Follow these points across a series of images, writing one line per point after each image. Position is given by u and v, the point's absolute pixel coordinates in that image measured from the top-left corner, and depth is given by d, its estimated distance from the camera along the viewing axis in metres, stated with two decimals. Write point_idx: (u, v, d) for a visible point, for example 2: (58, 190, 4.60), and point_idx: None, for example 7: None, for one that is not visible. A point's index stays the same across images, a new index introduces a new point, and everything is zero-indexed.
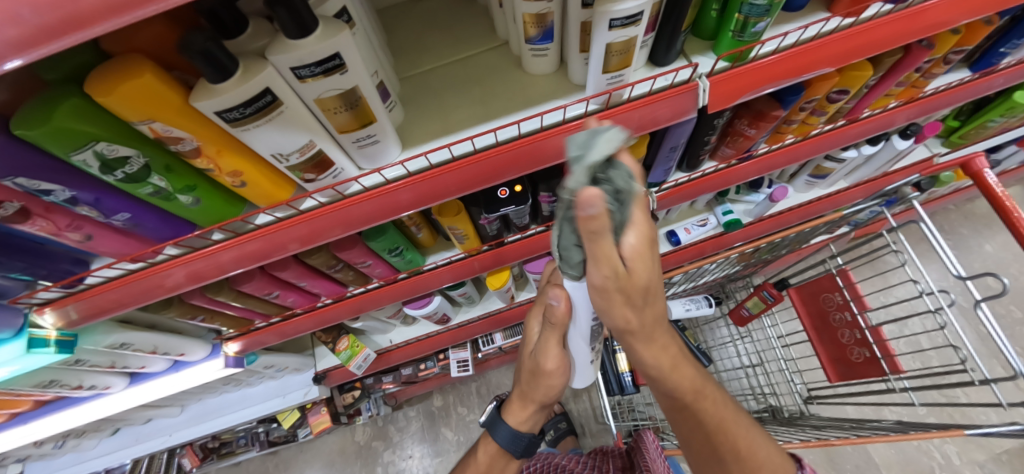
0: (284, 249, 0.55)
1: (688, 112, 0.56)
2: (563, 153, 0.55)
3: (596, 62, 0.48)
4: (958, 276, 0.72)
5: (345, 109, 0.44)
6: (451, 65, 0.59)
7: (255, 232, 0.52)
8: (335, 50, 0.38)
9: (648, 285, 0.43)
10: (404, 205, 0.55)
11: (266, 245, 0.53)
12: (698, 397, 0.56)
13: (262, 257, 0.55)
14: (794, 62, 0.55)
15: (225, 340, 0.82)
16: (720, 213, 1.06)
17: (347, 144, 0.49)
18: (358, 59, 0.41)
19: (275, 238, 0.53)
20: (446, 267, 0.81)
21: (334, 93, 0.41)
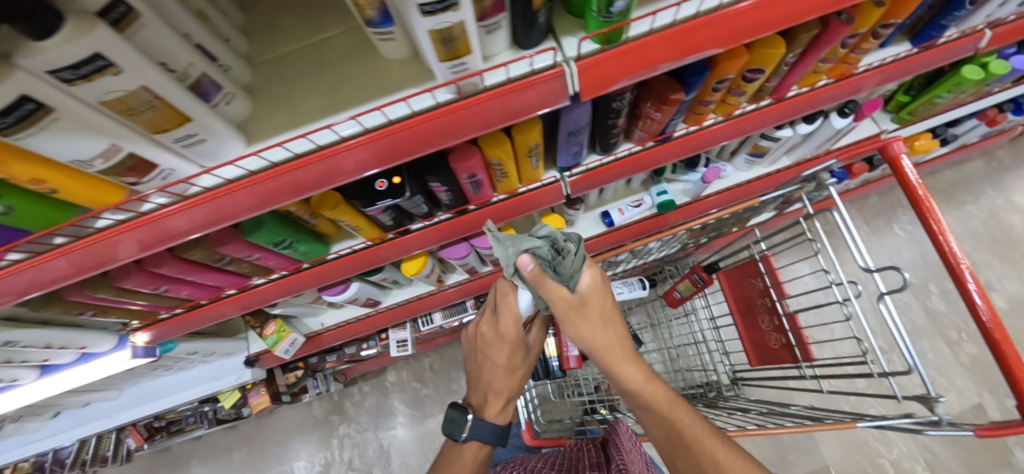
0: (210, 222, 0.52)
1: (558, 99, 0.51)
2: (533, 106, 0.52)
3: (427, 50, 0.43)
4: (865, 267, 0.70)
5: (145, 110, 0.40)
6: (307, 49, 0.55)
7: (168, 210, 0.50)
8: (94, 51, 0.34)
9: (604, 311, 0.58)
10: (357, 168, 0.51)
11: (195, 218, 0.51)
12: (664, 405, 0.57)
13: (217, 221, 0.52)
14: (671, 46, 0.50)
15: (131, 331, 0.82)
16: (655, 193, 1.02)
17: (168, 143, 0.45)
18: (134, 56, 0.37)
19: (228, 199, 0.50)
20: (418, 233, 0.78)
21: (120, 94, 0.38)
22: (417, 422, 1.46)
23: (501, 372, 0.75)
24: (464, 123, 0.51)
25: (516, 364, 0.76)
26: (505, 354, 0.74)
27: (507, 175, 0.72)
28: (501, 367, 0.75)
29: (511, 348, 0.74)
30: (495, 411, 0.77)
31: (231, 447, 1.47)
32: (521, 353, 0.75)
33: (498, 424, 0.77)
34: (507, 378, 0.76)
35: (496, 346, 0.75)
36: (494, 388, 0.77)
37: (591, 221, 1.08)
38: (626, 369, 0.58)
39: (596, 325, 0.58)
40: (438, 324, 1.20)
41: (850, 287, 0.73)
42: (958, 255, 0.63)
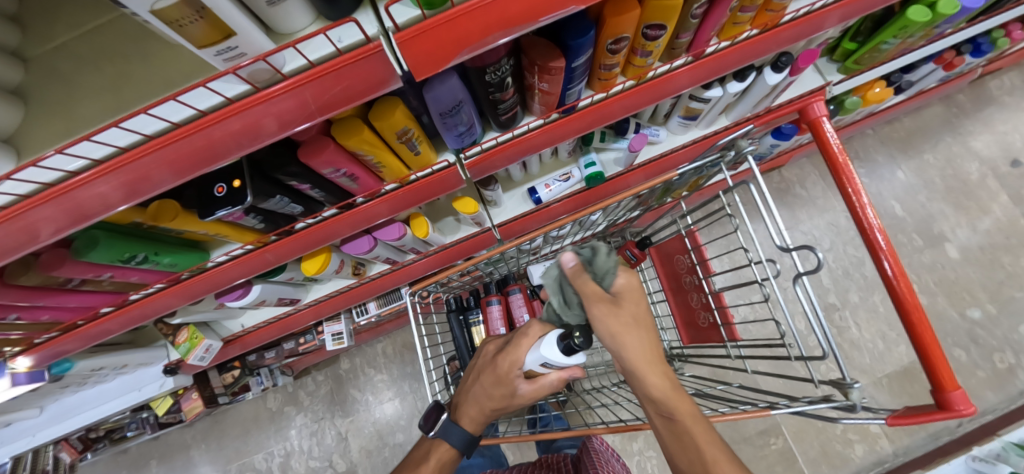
0: (108, 205, 0.44)
1: (389, 80, 0.43)
2: (503, 33, 0.43)
3: (172, 36, 0.34)
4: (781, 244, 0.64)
5: None
6: (85, 37, 0.45)
7: (5, 213, 0.41)
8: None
9: (637, 312, 0.54)
10: (254, 137, 0.43)
11: (77, 206, 0.43)
12: (683, 417, 0.50)
13: (140, 194, 0.44)
14: (513, 6, 0.41)
15: (8, 357, 0.74)
16: (583, 165, 0.94)
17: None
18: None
19: (133, 170, 0.42)
20: (377, 201, 0.70)
21: None
22: (373, 408, 1.45)
23: (489, 384, 0.71)
24: (281, 115, 0.42)
25: (497, 399, 0.70)
26: (499, 385, 0.70)
27: (385, 165, 0.63)
28: (489, 377, 0.71)
29: (502, 382, 0.70)
30: (471, 422, 0.73)
31: (189, 444, 1.46)
32: (506, 390, 0.70)
33: (468, 432, 0.72)
34: (493, 395, 0.70)
35: (496, 364, 0.71)
36: (470, 405, 0.73)
37: (519, 199, 0.99)
38: (655, 379, 0.51)
39: (626, 324, 0.53)
40: (374, 314, 1.14)
41: (769, 266, 0.69)
42: (874, 229, 0.57)
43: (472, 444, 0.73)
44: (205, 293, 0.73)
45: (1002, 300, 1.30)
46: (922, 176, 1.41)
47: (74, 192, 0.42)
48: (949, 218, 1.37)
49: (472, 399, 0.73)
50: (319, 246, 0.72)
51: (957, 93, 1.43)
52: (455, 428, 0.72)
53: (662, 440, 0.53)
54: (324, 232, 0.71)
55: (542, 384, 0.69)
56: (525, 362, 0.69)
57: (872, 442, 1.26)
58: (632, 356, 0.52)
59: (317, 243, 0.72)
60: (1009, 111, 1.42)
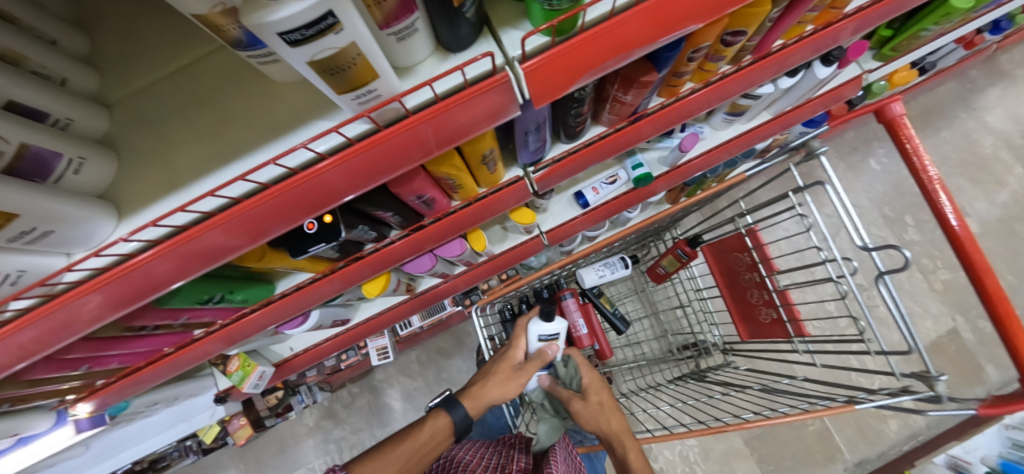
0: (168, 281, 0.42)
1: (506, 110, 0.42)
2: (622, 59, 0.42)
3: (317, 83, 0.32)
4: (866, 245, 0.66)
5: None
6: (172, 77, 0.42)
7: (85, 286, 0.40)
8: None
9: (599, 396, 0.86)
10: (370, 180, 0.42)
11: (141, 283, 0.41)
12: (628, 448, 0.76)
13: (196, 269, 0.42)
14: (640, 27, 0.39)
15: (69, 404, 0.72)
16: (630, 166, 0.92)
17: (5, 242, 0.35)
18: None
19: (199, 245, 0.40)
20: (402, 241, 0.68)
21: None
22: (412, 416, 1.44)
23: (501, 375, 0.85)
24: (399, 153, 0.41)
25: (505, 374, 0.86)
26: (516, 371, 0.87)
27: (462, 186, 0.62)
28: (501, 367, 0.87)
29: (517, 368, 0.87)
30: (470, 401, 0.82)
31: (225, 465, 1.44)
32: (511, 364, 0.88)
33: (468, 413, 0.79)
34: (502, 380, 0.84)
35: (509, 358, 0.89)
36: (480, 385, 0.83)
37: (565, 203, 0.99)
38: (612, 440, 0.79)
39: (595, 410, 0.84)
40: (418, 326, 1.13)
41: (843, 265, 0.75)
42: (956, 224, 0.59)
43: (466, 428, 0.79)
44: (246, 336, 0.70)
45: (1020, 270, 1.36)
46: (939, 153, 1.44)
47: (131, 273, 0.40)
48: (967, 193, 1.41)
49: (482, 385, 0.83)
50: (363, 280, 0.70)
51: (969, 69, 1.46)
52: (460, 408, 0.79)
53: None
54: (380, 260, 0.69)
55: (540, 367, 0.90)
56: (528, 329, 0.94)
57: (905, 417, 1.30)
58: (608, 424, 0.81)
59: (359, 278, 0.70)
60: (1019, 84, 1.45)
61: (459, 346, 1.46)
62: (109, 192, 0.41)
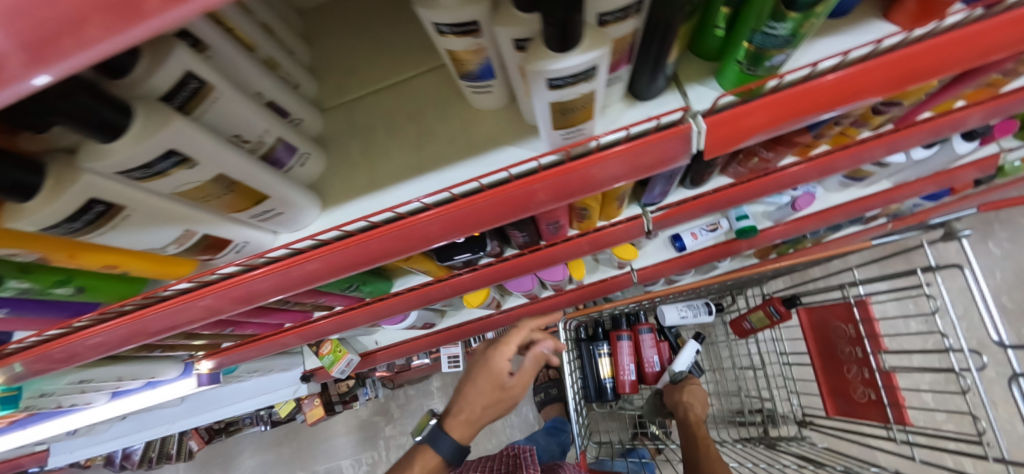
0: (315, 279, 0.47)
1: (678, 158, 0.44)
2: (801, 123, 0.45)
3: (542, 119, 0.36)
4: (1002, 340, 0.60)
5: (225, 193, 0.35)
6: (381, 94, 0.48)
7: (284, 262, 0.46)
8: (167, 147, 0.28)
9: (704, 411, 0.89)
10: (538, 205, 0.45)
11: (297, 279, 0.46)
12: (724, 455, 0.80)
13: (340, 271, 0.47)
14: (829, 94, 0.41)
15: (196, 358, 0.81)
16: (734, 218, 0.91)
17: (247, 220, 0.41)
18: (213, 145, 0.31)
19: (353, 252, 0.45)
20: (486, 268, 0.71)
21: (195, 185, 0.33)
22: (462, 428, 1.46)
23: (476, 393, 0.70)
24: (572, 186, 0.44)
25: (489, 394, 0.70)
26: (490, 382, 0.71)
27: (589, 217, 0.66)
28: (472, 386, 0.72)
29: (495, 379, 0.71)
30: (458, 429, 0.69)
31: (280, 440, 1.52)
32: (496, 382, 0.71)
33: (454, 441, 0.69)
34: (478, 398, 0.70)
35: (481, 372, 0.73)
36: (459, 413, 0.70)
37: (660, 245, 0.99)
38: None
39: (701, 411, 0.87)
40: (489, 341, 1.17)
41: (971, 358, 0.63)
42: None
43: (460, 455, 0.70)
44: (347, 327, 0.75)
45: None
46: None
47: (296, 267, 0.45)
48: None
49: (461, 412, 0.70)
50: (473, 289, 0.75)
51: None
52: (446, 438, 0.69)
53: None
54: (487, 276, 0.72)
55: (525, 372, 0.74)
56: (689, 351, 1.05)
57: None
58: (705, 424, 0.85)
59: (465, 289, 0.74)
60: None
61: None
62: (315, 185, 0.47)
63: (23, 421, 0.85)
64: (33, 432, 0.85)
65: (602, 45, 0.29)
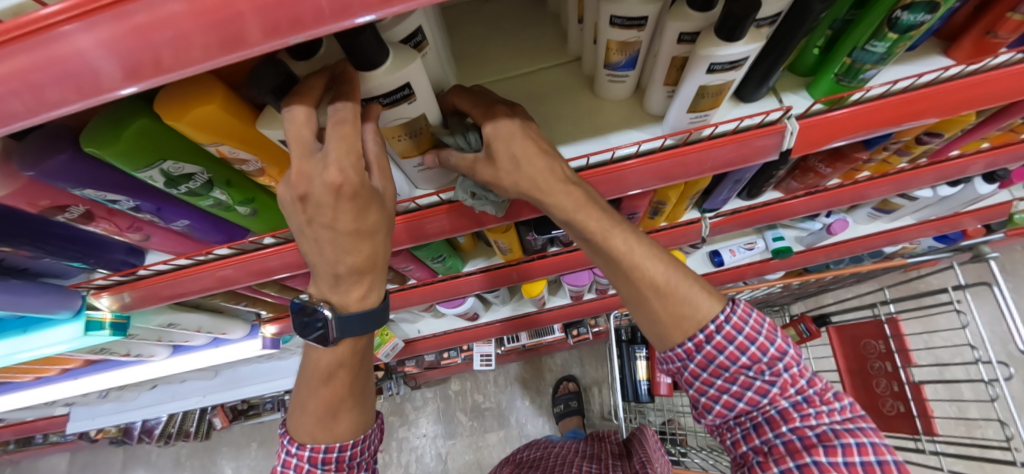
0: (430, 235, 0.56)
1: (770, 154, 0.51)
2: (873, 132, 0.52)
3: (682, 101, 0.44)
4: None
5: (407, 137, 0.42)
6: (516, 79, 0.55)
7: (425, 211, 0.53)
8: (406, 81, 0.34)
9: (546, 171, 0.43)
10: (630, 186, 0.52)
11: (411, 233, 0.54)
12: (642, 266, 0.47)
13: (451, 230, 0.56)
14: (901, 109, 0.50)
15: (263, 322, 0.83)
16: (770, 238, 0.99)
17: (407, 167, 0.48)
18: (427, 86, 0.37)
19: (457, 215, 0.54)
20: (556, 257, 0.77)
21: (400, 122, 0.39)
22: (477, 435, 1.45)
23: (339, 239, 0.39)
24: (678, 169, 0.51)
25: (329, 205, 0.35)
26: (347, 204, 0.36)
27: (660, 213, 0.72)
28: (313, 236, 0.38)
29: (343, 196, 0.35)
30: (356, 285, 0.44)
31: None
32: (324, 168, 0.33)
33: (352, 314, 0.44)
34: (346, 249, 0.40)
35: (315, 209, 0.36)
36: (341, 289, 0.44)
37: (699, 260, 1.07)
38: (561, 195, 0.44)
39: (511, 170, 0.43)
40: (523, 343, 1.20)
41: (1000, 368, 0.69)
42: None
43: (370, 319, 0.46)
44: (420, 301, 0.81)
45: None
46: None
47: (417, 221, 0.54)
48: None
49: (345, 285, 0.43)
50: (534, 277, 0.80)
51: None
52: (352, 319, 0.44)
53: (653, 327, 0.49)
54: (552, 264, 0.78)
55: (379, 159, 0.36)
56: None
57: None
58: (535, 178, 0.43)
59: (540, 273, 0.80)
60: None
61: (538, 377, 1.50)
62: None
63: (71, 371, 0.85)
64: (79, 384, 0.84)
65: (758, 41, 0.37)
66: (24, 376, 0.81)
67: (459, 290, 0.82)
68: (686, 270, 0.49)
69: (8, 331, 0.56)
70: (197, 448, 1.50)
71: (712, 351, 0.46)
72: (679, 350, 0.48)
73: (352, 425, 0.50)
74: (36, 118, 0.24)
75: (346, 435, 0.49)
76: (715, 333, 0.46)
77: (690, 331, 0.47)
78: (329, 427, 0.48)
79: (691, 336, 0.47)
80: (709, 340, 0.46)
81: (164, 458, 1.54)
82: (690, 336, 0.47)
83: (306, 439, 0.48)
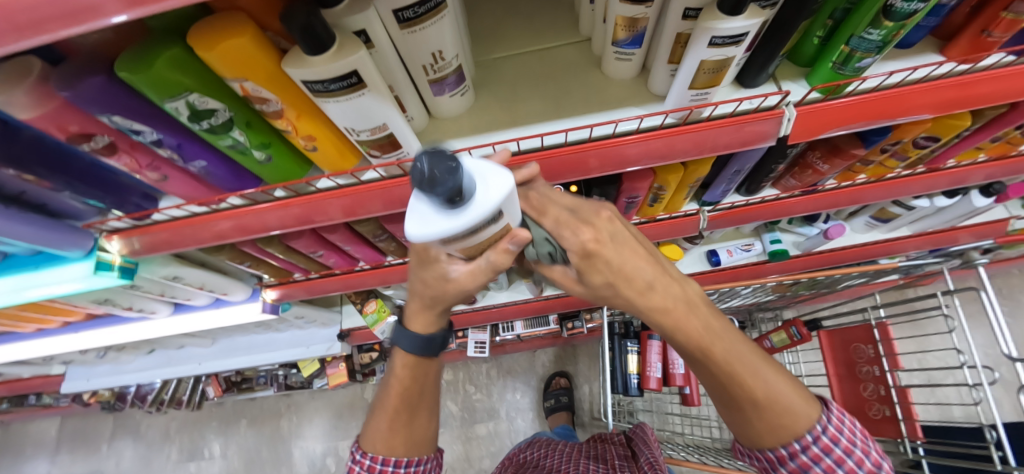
0: None
1: (767, 139, 0.53)
2: (869, 125, 0.54)
3: (684, 76, 0.45)
4: (1008, 354, 0.67)
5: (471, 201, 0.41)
6: (529, 56, 0.57)
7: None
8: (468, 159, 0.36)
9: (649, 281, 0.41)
10: (627, 164, 0.54)
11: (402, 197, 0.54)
12: (737, 366, 0.43)
13: None
14: (896, 103, 0.52)
15: (264, 286, 0.84)
16: (767, 240, 1.01)
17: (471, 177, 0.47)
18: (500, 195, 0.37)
19: None
20: None
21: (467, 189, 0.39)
22: (467, 425, 1.45)
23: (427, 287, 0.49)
24: (678, 148, 0.53)
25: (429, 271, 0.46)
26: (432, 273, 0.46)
27: (660, 200, 0.73)
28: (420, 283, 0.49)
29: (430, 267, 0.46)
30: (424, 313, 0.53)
31: (281, 413, 1.51)
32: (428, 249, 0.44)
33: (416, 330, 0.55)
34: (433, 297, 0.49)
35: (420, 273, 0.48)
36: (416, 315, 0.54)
37: (695, 259, 1.06)
38: (660, 311, 0.42)
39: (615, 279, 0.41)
40: (518, 333, 1.20)
41: (984, 373, 0.69)
42: None
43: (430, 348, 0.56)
44: None
45: None
46: None
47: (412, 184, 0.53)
48: None
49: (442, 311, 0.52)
50: None
51: None
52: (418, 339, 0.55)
53: (742, 426, 0.46)
54: None
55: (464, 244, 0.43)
56: None
57: None
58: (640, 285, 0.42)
59: None
60: None
61: (531, 371, 1.51)
62: (460, 118, 0.56)
63: (72, 325, 0.87)
64: (77, 338, 0.86)
65: (758, 17, 0.39)
66: (27, 324, 0.82)
67: None
68: (771, 361, 0.46)
69: (19, 267, 0.58)
70: (190, 419, 1.52)
71: (808, 461, 0.43)
72: (774, 453, 0.45)
73: (404, 443, 0.59)
74: (80, 25, 0.26)
75: (400, 452, 0.59)
76: (812, 445, 0.43)
77: (787, 438, 0.44)
78: (388, 441, 0.59)
79: (786, 445, 0.44)
80: (806, 450, 0.43)
81: (153, 430, 1.54)
82: (786, 443, 0.44)
83: (371, 448, 0.59)
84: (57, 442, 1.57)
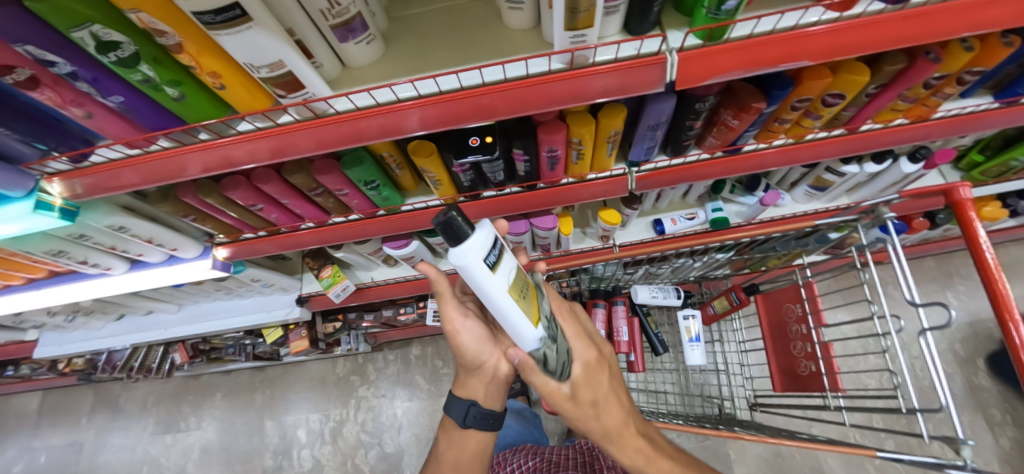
0: (334, 144, 0.58)
1: (655, 84, 0.56)
2: (752, 72, 0.57)
3: (559, 18, 0.49)
4: (911, 300, 0.70)
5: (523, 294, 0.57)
6: (438, 12, 0.62)
7: (340, 117, 0.56)
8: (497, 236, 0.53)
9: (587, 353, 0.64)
10: (523, 109, 0.57)
11: (312, 138, 0.57)
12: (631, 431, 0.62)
13: (352, 141, 0.58)
14: (772, 49, 0.55)
15: (215, 244, 0.88)
16: (709, 209, 1.04)
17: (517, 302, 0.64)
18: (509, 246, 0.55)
19: (357, 125, 0.56)
20: (490, 199, 0.84)
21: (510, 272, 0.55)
22: (434, 399, 1.48)
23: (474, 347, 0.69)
24: (566, 93, 0.56)
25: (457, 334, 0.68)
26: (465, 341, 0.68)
27: (583, 156, 0.76)
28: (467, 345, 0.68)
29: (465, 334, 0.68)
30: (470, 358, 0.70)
31: (255, 387, 1.55)
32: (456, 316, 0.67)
33: (461, 400, 0.73)
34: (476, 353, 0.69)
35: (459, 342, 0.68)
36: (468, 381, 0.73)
37: (642, 227, 1.10)
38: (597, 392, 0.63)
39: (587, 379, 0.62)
40: None
41: (892, 321, 0.72)
42: (985, 247, 0.66)
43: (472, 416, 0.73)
44: (365, 234, 0.86)
45: None
46: None
47: (322, 127, 0.56)
48: None
49: (469, 375, 0.72)
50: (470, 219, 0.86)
51: None
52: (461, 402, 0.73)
53: None
54: (486, 206, 0.85)
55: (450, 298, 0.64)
56: (639, 295, 1.10)
57: None
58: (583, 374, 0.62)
59: (476, 216, 0.86)
60: None
61: None
62: (372, 67, 0.60)
63: (36, 283, 0.91)
64: (39, 295, 0.90)
65: None
66: None
67: (401, 229, 0.87)
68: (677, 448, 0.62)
69: None
70: (168, 392, 1.57)
71: None
72: None
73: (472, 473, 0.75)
74: None
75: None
76: None
77: None
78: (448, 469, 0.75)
79: None
80: None
81: (132, 403, 1.59)
82: None
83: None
84: (38, 414, 1.62)
